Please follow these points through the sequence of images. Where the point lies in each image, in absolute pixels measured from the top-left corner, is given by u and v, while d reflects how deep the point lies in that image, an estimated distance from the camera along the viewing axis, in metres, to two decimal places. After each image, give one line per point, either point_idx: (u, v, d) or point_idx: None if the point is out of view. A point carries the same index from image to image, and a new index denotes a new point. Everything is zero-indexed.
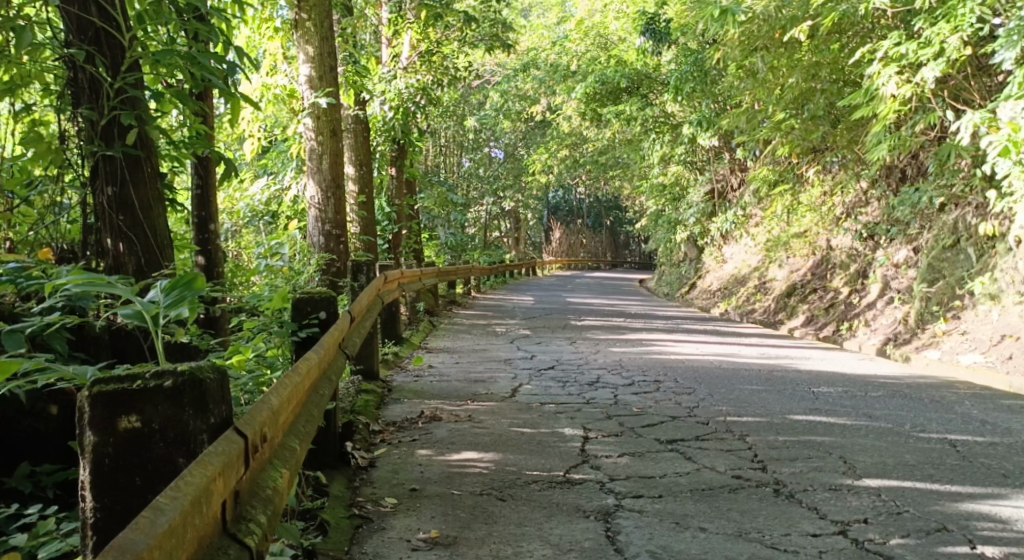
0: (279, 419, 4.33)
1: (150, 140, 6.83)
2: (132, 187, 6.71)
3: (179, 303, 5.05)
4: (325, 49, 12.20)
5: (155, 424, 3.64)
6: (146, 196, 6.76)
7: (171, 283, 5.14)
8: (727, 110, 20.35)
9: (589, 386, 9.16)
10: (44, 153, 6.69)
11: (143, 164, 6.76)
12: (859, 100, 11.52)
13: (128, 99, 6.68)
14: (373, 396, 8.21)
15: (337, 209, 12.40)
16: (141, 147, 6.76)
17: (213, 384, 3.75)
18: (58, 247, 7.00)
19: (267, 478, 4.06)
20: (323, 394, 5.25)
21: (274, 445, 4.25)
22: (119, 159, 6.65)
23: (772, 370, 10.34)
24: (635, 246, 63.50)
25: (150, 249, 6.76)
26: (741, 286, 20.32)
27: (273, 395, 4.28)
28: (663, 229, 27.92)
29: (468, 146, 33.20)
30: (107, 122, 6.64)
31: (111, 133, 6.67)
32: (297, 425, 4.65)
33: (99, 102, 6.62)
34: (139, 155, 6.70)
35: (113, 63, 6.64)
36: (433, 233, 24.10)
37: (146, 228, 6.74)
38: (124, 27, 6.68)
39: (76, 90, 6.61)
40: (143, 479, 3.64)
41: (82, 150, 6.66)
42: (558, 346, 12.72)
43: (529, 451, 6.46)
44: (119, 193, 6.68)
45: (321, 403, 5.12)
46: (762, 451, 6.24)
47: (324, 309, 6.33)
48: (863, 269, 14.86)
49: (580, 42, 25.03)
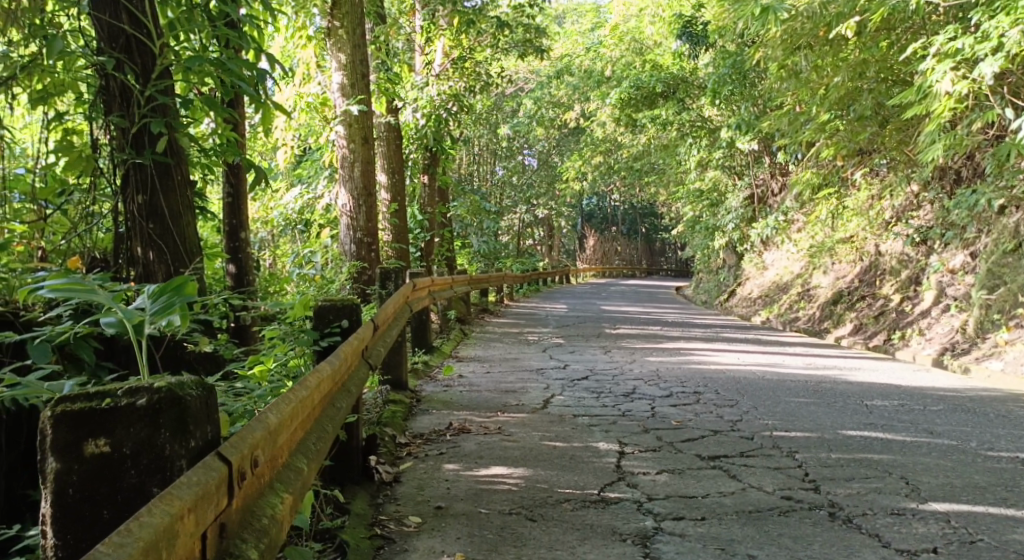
0: (281, 438, 4.04)
1: (179, 147, 6.96)
2: (162, 195, 6.83)
3: (166, 311, 4.72)
4: (357, 56, 11.94)
5: (126, 448, 3.47)
6: (175, 204, 6.88)
7: (160, 288, 4.79)
8: (767, 113, 19.96)
9: (625, 397, 8.79)
10: (75, 162, 6.88)
11: (173, 172, 6.89)
12: (912, 98, 11.19)
13: (159, 107, 6.83)
14: (401, 407, 7.88)
15: (369, 216, 12.12)
16: (172, 154, 6.89)
17: (194, 402, 3.57)
18: (90, 256, 7.00)
19: (264, 505, 3.81)
20: (340, 407, 4.96)
21: (274, 466, 3.99)
22: (149, 167, 6.77)
23: (818, 381, 9.93)
24: (671, 254, 63.00)
25: (178, 254, 6.86)
26: (783, 293, 19.87)
27: (272, 412, 3.98)
28: (701, 236, 27.50)
29: (501, 154, 32.98)
30: (137, 131, 6.76)
31: (141, 140, 6.80)
32: (308, 441, 4.39)
33: (129, 109, 6.74)
34: (169, 163, 6.83)
35: (144, 71, 6.80)
36: (465, 240, 23.83)
37: (174, 234, 6.84)
38: (155, 34, 6.84)
39: (107, 98, 6.74)
40: (111, 511, 3.46)
41: (113, 158, 6.77)
42: (593, 355, 12.36)
43: (562, 467, 6.10)
44: (150, 201, 6.79)
45: (337, 416, 4.84)
46: (813, 470, 5.85)
47: (347, 316, 6.00)
48: (915, 276, 14.42)
49: (615, 47, 24.68)
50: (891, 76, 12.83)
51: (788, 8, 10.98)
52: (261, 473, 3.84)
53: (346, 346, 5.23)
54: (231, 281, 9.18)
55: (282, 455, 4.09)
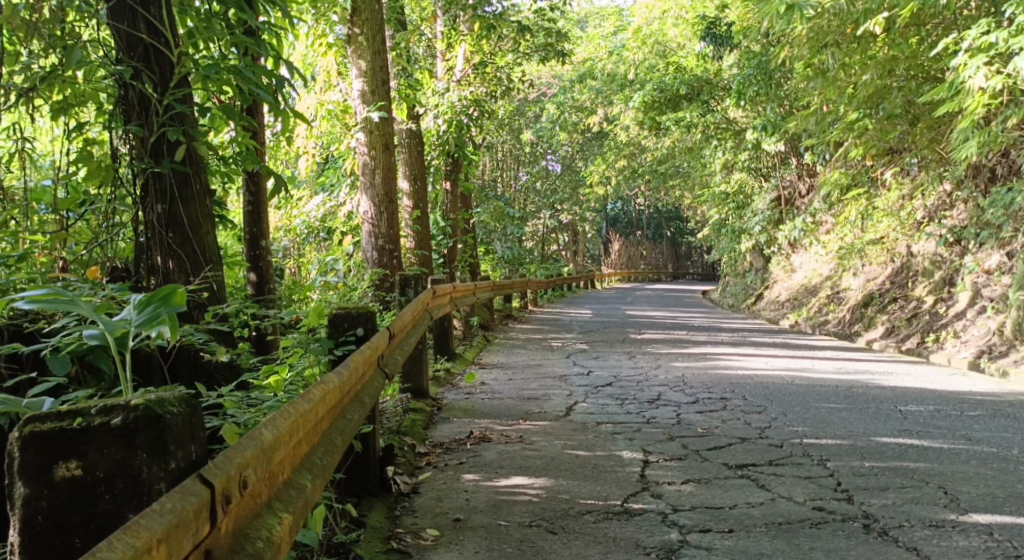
0: (277, 456, 3.85)
1: (199, 157, 6.80)
2: (181, 204, 6.67)
3: (151, 322, 4.56)
4: (377, 63, 11.80)
5: (100, 472, 3.34)
6: (194, 213, 6.71)
7: (146, 298, 4.65)
8: (793, 114, 19.71)
9: (650, 404, 8.59)
10: (96, 171, 6.80)
11: (192, 181, 6.73)
12: (944, 95, 10.98)
13: (178, 116, 6.68)
14: (421, 415, 7.72)
15: (391, 223, 11.97)
16: (190, 163, 6.72)
17: (174, 421, 3.42)
18: (111, 265, 6.89)
19: (259, 527, 3.64)
20: (347, 420, 4.77)
21: (273, 485, 3.82)
22: (168, 176, 6.61)
23: (850, 385, 9.68)
24: (697, 258, 62.71)
25: (198, 264, 6.69)
26: (812, 296, 19.58)
27: (267, 428, 3.79)
28: (727, 239, 27.24)
29: (525, 159, 32.84)
30: (156, 139, 6.62)
31: (160, 149, 6.64)
32: (312, 458, 4.24)
33: (148, 118, 6.63)
34: (188, 171, 6.67)
35: (161, 79, 6.66)
36: (489, 246, 23.66)
37: (194, 244, 6.67)
38: (173, 43, 6.70)
39: (125, 107, 6.64)
40: (84, 540, 3.33)
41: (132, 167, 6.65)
42: (618, 361, 12.17)
43: (585, 477, 5.91)
44: (170, 210, 6.64)
45: (344, 431, 4.64)
46: (846, 479, 5.64)
47: (362, 325, 5.93)
48: (949, 277, 14.16)
49: (638, 50, 24.48)
50: (921, 72, 12.59)
51: (814, 4, 10.75)
52: (255, 492, 3.66)
53: (355, 356, 5.02)
54: (252, 289, 9.04)
55: (279, 474, 3.90)
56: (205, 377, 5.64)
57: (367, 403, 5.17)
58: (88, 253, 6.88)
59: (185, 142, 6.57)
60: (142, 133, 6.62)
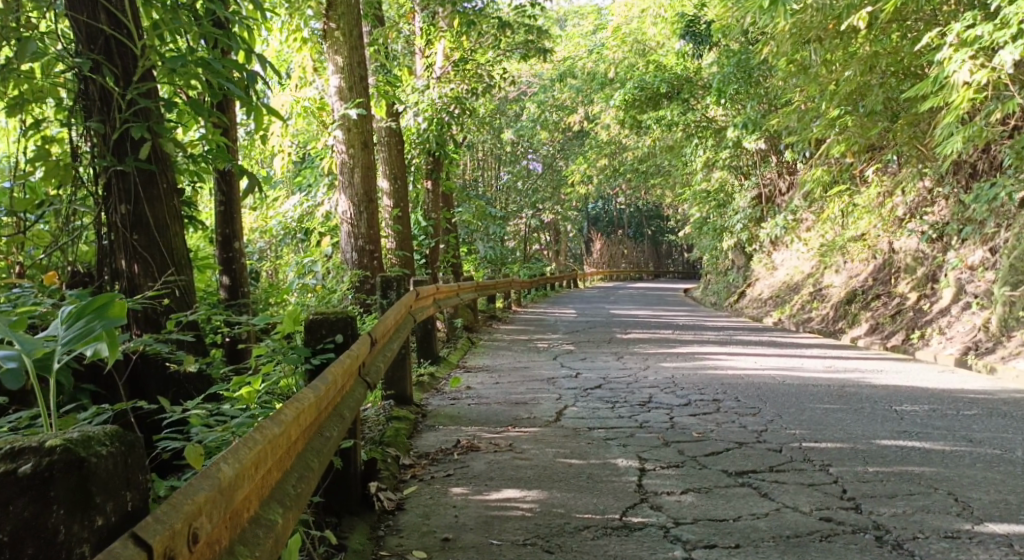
0: (241, 493, 3.58)
1: (165, 154, 6.61)
2: (147, 204, 6.46)
3: (80, 339, 4.09)
4: (354, 59, 11.49)
5: (9, 533, 3.26)
6: (161, 214, 6.50)
7: (78, 311, 4.17)
8: (774, 111, 19.48)
9: (641, 407, 8.34)
10: (53, 171, 6.54)
11: (159, 180, 6.51)
12: (928, 90, 10.79)
13: (142, 112, 6.49)
14: (405, 424, 7.47)
15: (371, 224, 11.67)
16: (156, 161, 6.52)
17: (99, 466, 3.31)
18: (73, 271, 6.64)
19: None
20: (324, 439, 4.49)
21: (235, 525, 3.56)
22: (132, 174, 6.40)
23: (842, 385, 9.46)
24: (678, 256, 62.59)
25: (166, 267, 6.48)
26: (795, 293, 19.35)
27: (226, 462, 3.51)
28: (709, 237, 27.03)
29: (506, 159, 32.52)
30: (119, 136, 6.41)
31: (123, 147, 6.45)
32: (284, 486, 3.97)
33: (110, 114, 6.41)
34: (154, 169, 6.46)
35: (123, 72, 6.47)
36: (470, 246, 23.35)
37: (162, 248, 6.47)
38: (136, 34, 6.51)
39: (86, 102, 6.43)
40: None
41: (94, 167, 6.43)
42: (604, 362, 11.92)
43: (579, 488, 5.66)
44: (135, 210, 6.42)
45: (320, 452, 4.37)
46: (852, 486, 5.40)
47: (341, 331, 5.59)
48: (932, 273, 13.95)
49: (618, 49, 24.16)
50: (901, 69, 12.32)
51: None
52: (212, 540, 3.39)
53: (333, 368, 4.74)
54: (225, 293, 8.77)
55: (243, 511, 3.63)
56: (175, 388, 5.47)
57: (348, 417, 4.90)
58: (47, 258, 6.63)
59: (151, 138, 6.37)
60: (103, 129, 6.41)
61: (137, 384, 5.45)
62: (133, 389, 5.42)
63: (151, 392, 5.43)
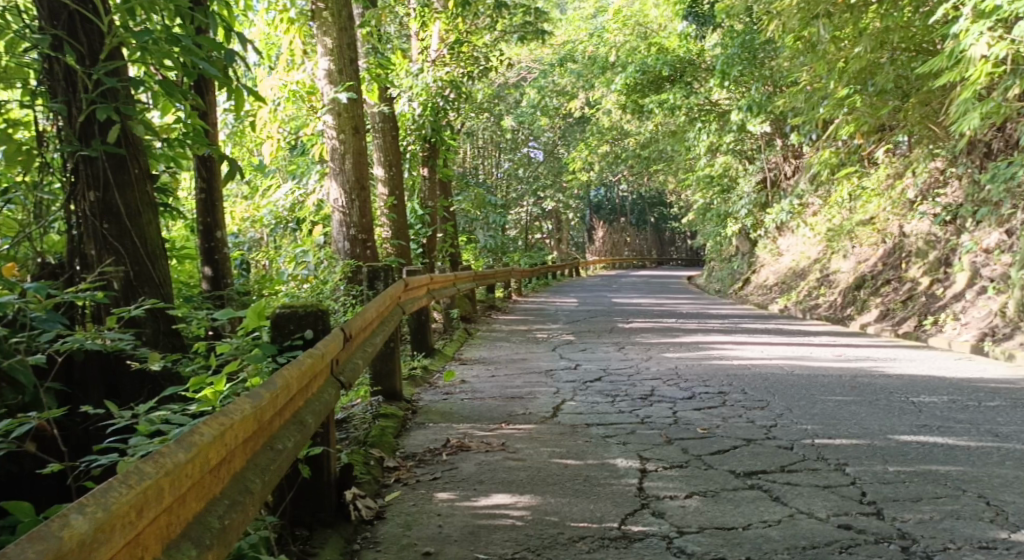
0: (114, 544, 3.10)
1: (135, 138, 6.20)
2: (117, 191, 6.05)
3: None
4: (344, 40, 11.06)
5: None
6: (132, 202, 6.09)
7: None
8: (778, 93, 19.02)
9: (642, 401, 7.91)
10: (15, 155, 6.00)
11: (129, 165, 6.11)
12: (943, 65, 10.34)
13: (109, 92, 6.06)
14: (393, 422, 7.05)
15: (363, 212, 11.20)
16: (127, 145, 6.12)
17: None
18: (40, 263, 6.14)
19: None
20: (271, 454, 4.09)
21: None
22: (100, 159, 6.00)
23: (854, 375, 9.00)
24: (681, 243, 62.19)
25: (138, 258, 6.09)
26: (802, 280, 18.89)
27: (84, 512, 3.02)
28: (712, 223, 26.53)
29: (506, 146, 31.98)
30: (85, 119, 5.99)
31: (90, 130, 6.03)
32: (201, 521, 3.53)
33: (75, 94, 6.00)
34: (123, 154, 6.06)
35: (90, 51, 6.03)
36: (470, 235, 22.86)
37: (133, 237, 6.07)
38: (103, 10, 6.06)
39: (50, 81, 6.00)
40: None
41: (60, 152, 6.02)
42: (606, 353, 11.47)
43: (575, 492, 5.23)
44: (104, 198, 6.02)
45: (262, 472, 3.95)
46: (872, 488, 4.97)
47: (310, 326, 5.26)
48: (945, 257, 13.46)
49: (619, 32, 23.63)
50: (913, 44, 11.90)
51: None
52: None
53: (285, 373, 4.30)
54: (207, 285, 8.35)
55: None
56: (150, 384, 5.65)
57: (308, 424, 4.48)
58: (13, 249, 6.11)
59: (119, 121, 5.96)
60: (69, 111, 6.00)
61: (110, 380, 5.61)
62: (105, 389, 5.58)
63: (124, 393, 5.61)
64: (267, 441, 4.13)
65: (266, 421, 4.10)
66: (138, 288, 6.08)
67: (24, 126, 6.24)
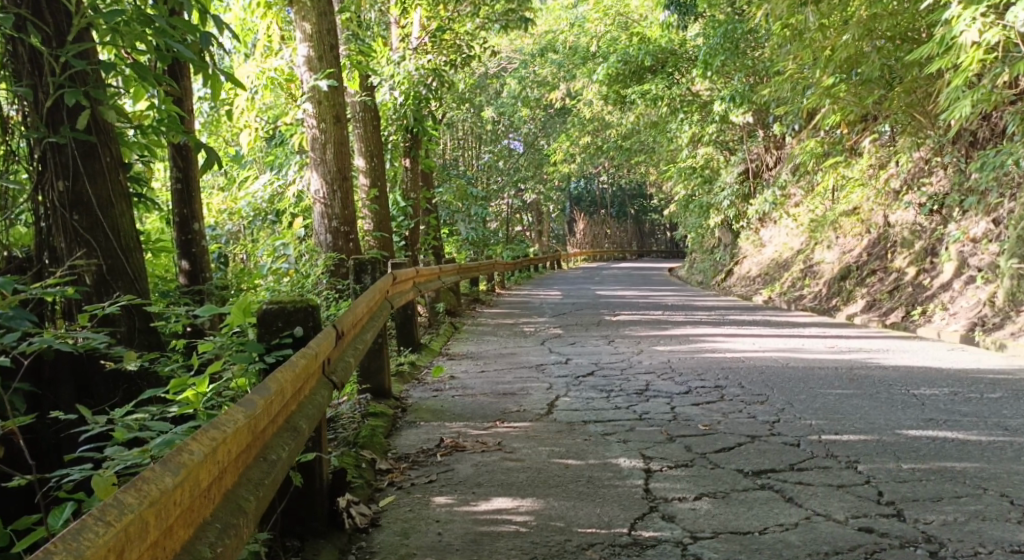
0: None
1: (106, 124, 5.99)
2: (88, 180, 5.84)
3: None
4: (324, 26, 10.78)
5: None
6: (103, 190, 5.88)
7: None
8: (761, 83, 18.85)
9: (638, 396, 7.71)
10: None
11: (100, 153, 5.90)
12: (932, 51, 10.13)
13: (78, 76, 5.85)
14: (383, 421, 6.83)
15: (345, 203, 10.94)
16: (96, 131, 5.91)
17: None
18: (12, 257, 5.87)
19: None
20: (266, 466, 3.85)
21: None
22: (70, 147, 5.79)
23: (850, 367, 8.81)
24: (661, 235, 62.06)
25: (112, 251, 5.88)
26: (785, 271, 18.67)
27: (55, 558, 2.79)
28: (694, 214, 26.32)
29: (486, 138, 31.66)
30: (52, 104, 5.79)
31: (58, 116, 5.82)
32: (191, 550, 3.29)
33: (41, 78, 5.77)
34: (93, 140, 5.86)
35: (56, 33, 5.81)
36: (451, 228, 22.56)
37: (106, 229, 5.87)
38: None
39: (15, 65, 5.78)
40: None
41: (26, 139, 5.80)
42: (595, 346, 11.27)
43: (578, 496, 5.05)
44: (73, 187, 5.80)
45: (257, 487, 3.71)
46: (888, 486, 4.81)
47: (300, 323, 5.01)
48: (931, 247, 13.25)
49: (600, 22, 23.40)
50: (898, 33, 11.69)
51: None
52: None
53: (278, 377, 4.06)
54: (184, 279, 8.07)
55: None
56: (125, 384, 5.41)
57: (302, 430, 4.25)
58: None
59: (88, 105, 5.78)
60: (35, 95, 5.77)
61: (83, 379, 5.37)
62: (78, 389, 5.36)
63: (99, 393, 5.38)
64: (261, 451, 3.90)
65: (259, 430, 3.87)
66: (111, 282, 5.86)
67: None
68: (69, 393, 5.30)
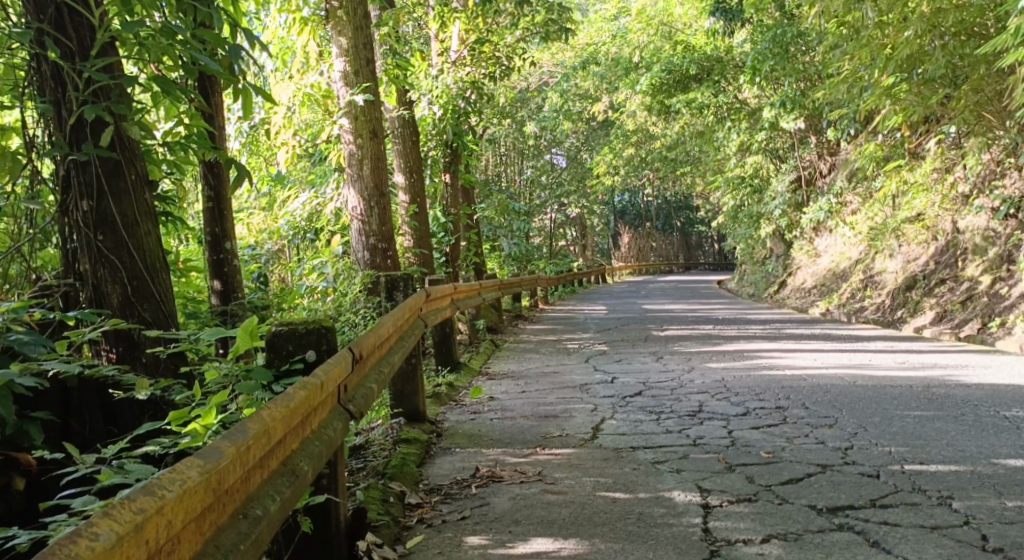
0: None
1: (133, 141, 5.68)
2: (112, 200, 5.56)
3: None
4: (360, 40, 10.27)
5: None
6: (129, 211, 5.60)
7: None
8: (813, 89, 18.10)
9: (692, 418, 7.08)
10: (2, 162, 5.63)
11: (125, 170, 5.61)
12: (1007, 41, 9.35)
13: (100, 90, 5.57)
14: (415, 447, 6.28)
15: (383, 219, 10.39)
16: (121, 149, 5.61)
17: None
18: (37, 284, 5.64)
19: None
20: (244, 527, 3.42)
21: None
22: (92, 164, 5.51)
23: (926, 385, 8.10)
24: (708, 246, 61.15)
25: (136, 273, 5.60)
26: (844, 281, 17.87)
27: None
28: (744, 226, 25.45)
29: (529, 153, 31.06)
30: (75, 121, 5.51)
31: (81, 133, 5.53)
32: None
33: (64, 94, 5.52)
34: (117, 158, 5.55)
35: (80, 47, 5.53)
36: (494, 243, 22.02)
37: (130, 250, 5.58)
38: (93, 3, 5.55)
39: (38, 81, 5.55)
40: None
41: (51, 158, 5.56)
42: (645, 363, 10.62)
43: (633, 537, 4.51)
44: (98, 206, 5.54)
45: (227, 555, 3.29)
46: (995, 532, 4.33)
47: (313, 346, 4.49)
48: (1007, 253, 12.46)
49: (643, 32, 22.71)
50: (964, 29, 10.86)
51: None
52: None
53: (261, 418, 3.60)
54: (216, 300, 7.57)
55: None
56: (151, 410, 5.34)
57: (302, 474, 3.82)
58: (5, 264, 5.75)
59: (111, 122, 5.46)
60: (58, 112, 5.53)
61: (110, 409, 5.33)
62: (106, 419, 5.31)
63: (125, 421, 5.33)
64: (242, 506, 3.49)
65: (233, 486, 3.43)
66: (136, 305, 5.59)
67: (15, 134, 5.80)
68: (95, 422, 5.27)
